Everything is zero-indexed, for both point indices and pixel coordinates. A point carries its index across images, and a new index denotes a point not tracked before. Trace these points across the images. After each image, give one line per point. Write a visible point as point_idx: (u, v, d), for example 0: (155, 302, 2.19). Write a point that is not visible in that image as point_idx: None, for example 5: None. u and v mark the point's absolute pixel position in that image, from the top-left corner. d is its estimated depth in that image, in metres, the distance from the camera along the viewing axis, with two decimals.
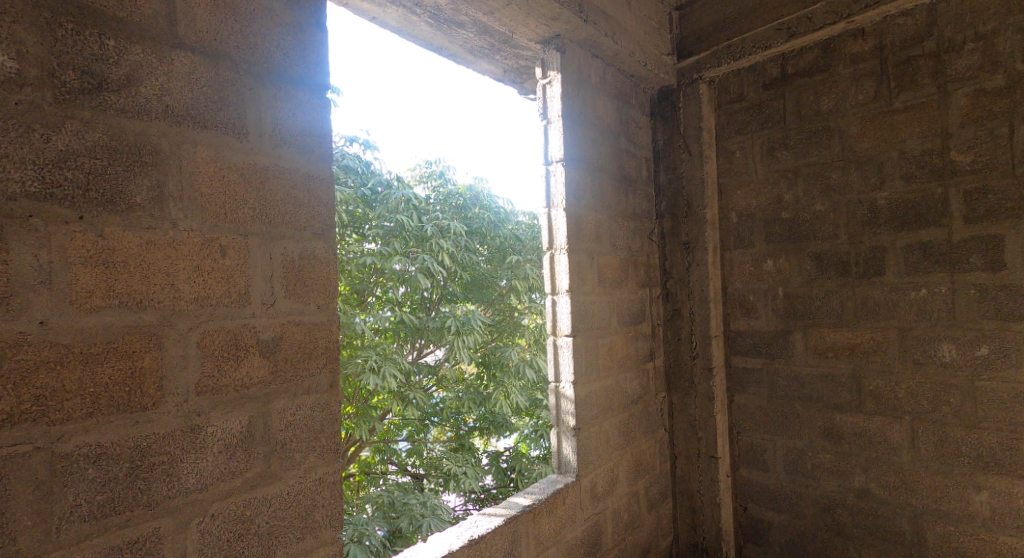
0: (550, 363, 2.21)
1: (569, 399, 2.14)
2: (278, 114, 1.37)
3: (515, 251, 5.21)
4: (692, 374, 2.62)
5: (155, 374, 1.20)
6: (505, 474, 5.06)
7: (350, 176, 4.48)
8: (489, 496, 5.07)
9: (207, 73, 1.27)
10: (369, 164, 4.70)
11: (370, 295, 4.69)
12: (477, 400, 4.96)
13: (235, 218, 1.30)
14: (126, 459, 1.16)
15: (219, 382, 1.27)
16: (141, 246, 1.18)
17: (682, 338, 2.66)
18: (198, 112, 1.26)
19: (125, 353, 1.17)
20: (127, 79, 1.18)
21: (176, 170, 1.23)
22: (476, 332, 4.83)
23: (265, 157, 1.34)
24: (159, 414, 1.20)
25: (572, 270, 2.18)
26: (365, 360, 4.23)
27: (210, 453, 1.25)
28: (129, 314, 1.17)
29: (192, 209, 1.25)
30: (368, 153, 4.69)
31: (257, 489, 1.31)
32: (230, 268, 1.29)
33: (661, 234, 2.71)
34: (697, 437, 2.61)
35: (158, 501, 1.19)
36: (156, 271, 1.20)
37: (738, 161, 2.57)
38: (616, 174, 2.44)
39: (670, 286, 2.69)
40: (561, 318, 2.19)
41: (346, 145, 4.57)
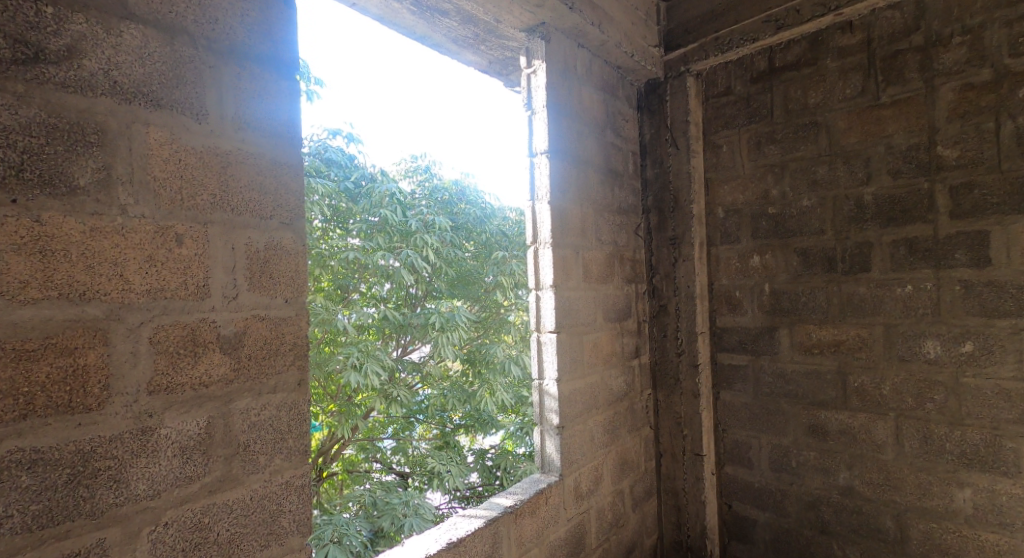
0: (534, 360, 2.15)
1: (552, 396, 2.09)
2: (240, 94, 1.31)
3: (501, 246, 5.15)
4: (678, 371, 2.58)
5: (100, 372, 1.13)
6: (490, 472, 5.04)
7: (332, 169, 4.42)
8: (474, 494, 5.03)
9: (162, 48, 1.20)
10: (353, 157, 4.61)
11: (354, 291, 4.64)
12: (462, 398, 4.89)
13: (193, 204, 1.24)
14: (66, 464, 1.09)
15: (175, 380, 1.21)
16: (85, 233, 1.11)
17: (669, 335, 2.62)
18: (150, 90, 1.19)
19: (67, 349, 1.10)
20: (68, 51, 1.11)
21: (125, 151, 1.16)
22: (461, 329, 4.76)
23: (226, 139, 1.28)
24: (104, 415, 1.13)
25: (556, 264, 2.13)
26: (346, 357, 4.15)
27: (163, 457, 1.19)
28: (70, 307, 1.10)
29: (146, 194, 1.18)
30: (352, 147, 4.61)
31: (216, 495, 1.25)
32: (187, 258, 1.23)
33: (648, 229, 2.67)
34: (682, 435, 2.57)
35: (103, 510, 1.13)
36: (102, 261, 1.13)
37: (725, 155, 2.53)
38: (602, 167, 2.39)
39: (656, 282, 2.65)
40: (544, 313, 2.14)
41: (329, 138, 4.48)
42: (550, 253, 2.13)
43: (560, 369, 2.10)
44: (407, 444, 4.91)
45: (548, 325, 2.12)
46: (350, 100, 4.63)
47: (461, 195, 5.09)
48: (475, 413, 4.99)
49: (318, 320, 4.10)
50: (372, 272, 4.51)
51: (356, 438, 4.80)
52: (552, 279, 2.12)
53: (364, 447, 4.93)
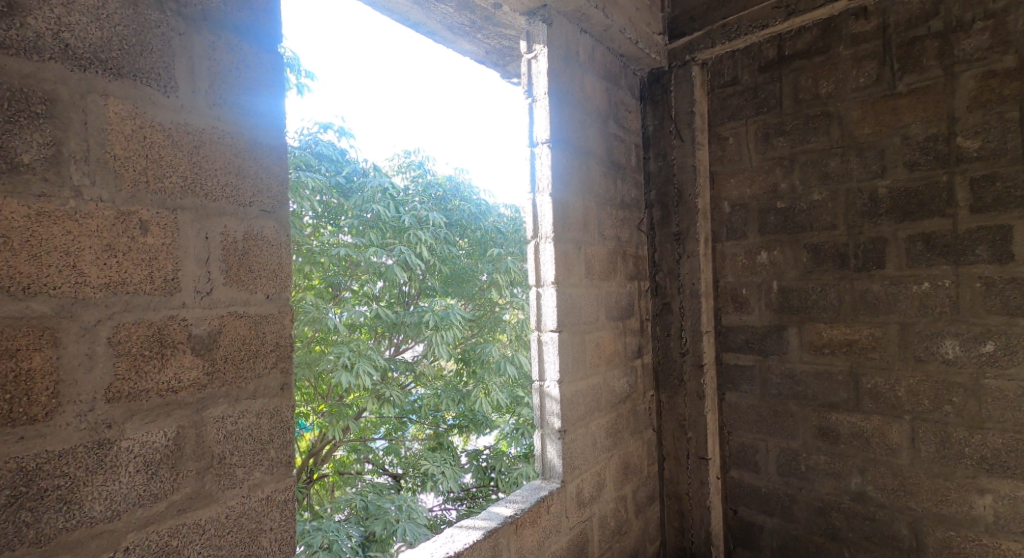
0: (534, 360, 2.06)
1: (553, 398, 2.00)
2: (214, 67, 1.21)
3: (496, 243, 5.04)
4: (681, 372, 2.49)
5: (48, 378, 1.03)
6: (485, 472, 4.98)
7: (323, 163, 4.31)
8: (468, 496, 4.96)
9: (124, 11, 1.10)
10: (344, 151, 4.51)
11: (345, 289, 4.53)
12: (456, 398, 4.79)
13: (160, 187, 1.13)
14: (9, 482, 0.99)
15: (138, 387, 1.11)
16: (28, 218, 1.01)
17: (672, 334, 2.53)
18: (110, 56, 1.09)
19: (10, 351, 1.00)
20: (10, 8, 1.00)
21: (80, 125, 1.06)
22: (456, 327, 4.66)
23: (197, 115, 1.18)
24: (53, 427, 1.02)
25: (557, 259, 2.03)
26: (337, 356, 4.05)
27: (124, 473, 1.09)
28: (14, 303, 1.00)
29: (104, 174, 1.08)
30: (343, 141, 4.51)
31: (185, 515, 1.15)
32: (152, 247, 1.12)
33: (650, 225, 2.58)
34: (686, 437, 2.48)
35: (51, 536, 1.02)
36: (52, 250, 1.02)
37: (731, 148, 2.43)
38: (604, 159, 2.30)
39: (659, 279, 2.56)
40: (545, 311, 2.04)
41: (320, 131, 4.37)
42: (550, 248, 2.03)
43: (561, 369, 2.01)
44: (399, 445, 4.79)
45: (549, 323, 2.03)
46: (342, 93, 4.53)
47: (455, 191, 4.99)
48: (471, 414, 4.92)
49: (307, 319, 3.99)
50: (364, 270, 4.42)
51: (347, 439, 4.69)
52: (553, 275, 2.02)
53: (355, 448, 4.83)
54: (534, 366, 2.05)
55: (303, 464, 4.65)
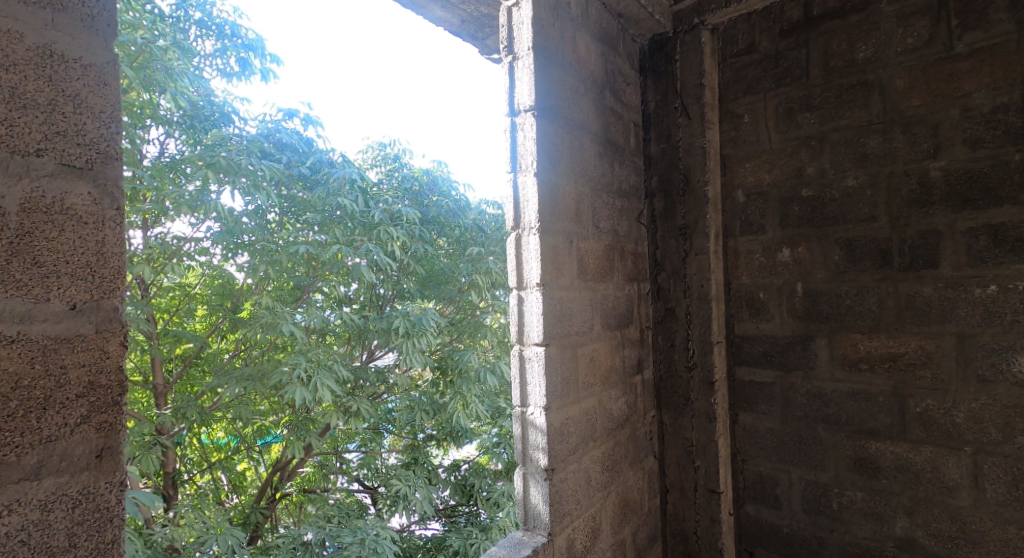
0: (514, 381, 1.69)
1: (539, 428, 1.64)
2: None
3: (476, 243, 4.66)
4: (688, 389, 2.16)
5: None
6: (463, 489, 4.63)
7: (285, 153, 3.93)
8: (446, 514, 4.60)
9: None
10: (311, 141, 4.14)
11: (315, 291, 4.22)
12: (431, 410, 4.42)
13: None
14: None
15: None
16: None
17: (677, 344, 2.20)
18: None
19: None
20: None
21: None
22: (430, 333, 4.19)
23: None
24: None
25: (544, 254, 1.66)
26: (291, 368, 3.64)
27: None
28: None
29: None
30: (310, 129, 4.13)
31: None
32: None
33: (651, 217, 2.25)
34: (694, 466, 2.14)
35: None
36: None
37: (746, 127, 2.09)
38: (599, 138, 1.97)
39: (661, 281, 2.24)
40: (529, 320, 1.67)
41: (284, 119, 3.99)
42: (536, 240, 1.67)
43: (549, 389, 1.65)
44: (375, 455, 4.52)
45: (535, 332, 1.66)
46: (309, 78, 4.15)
47: (433, 185, 4.61)
48: (442, 424, 4.52)
49: (260, 326, 3.68)
50: (336, 271, 4.12)
51: (319, 450, 4.39)
52: (540, 273, 1.65)
53: (324, 462, 4.54)
54: (515, 387, 1.68)
55: (267, 481, 4.45)
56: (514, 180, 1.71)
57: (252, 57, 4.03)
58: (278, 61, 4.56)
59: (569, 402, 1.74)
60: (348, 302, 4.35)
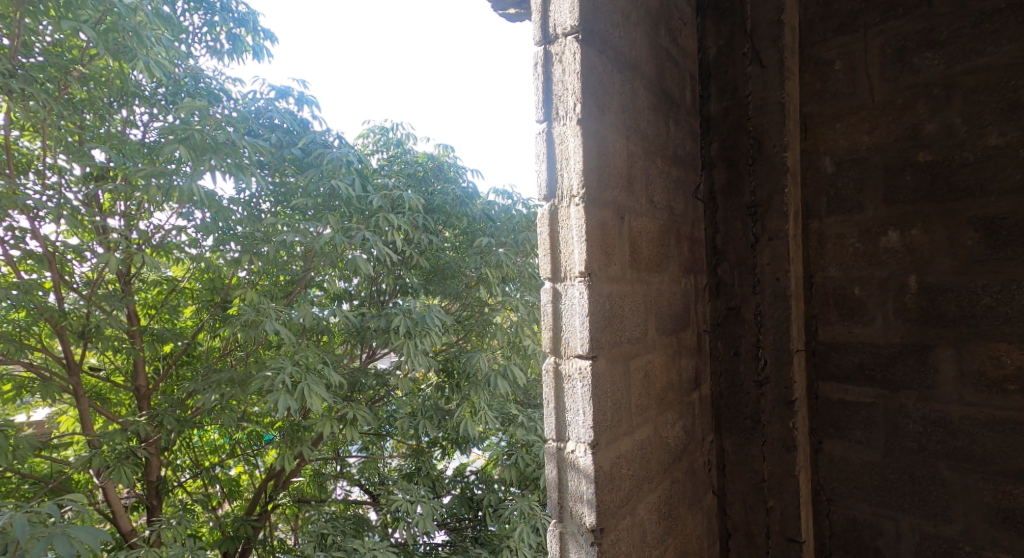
0: (547, 407, 1.27)
1: (585, 473, 1.20)
2: None
3: (486, 233, 4.12)
4: (758, 410, 1.72)
5: None
6: (469, 502, 4.12)
7: (275, 133, 3.54)
8: (452, 526, 4.11)
9: None
10: (307, 123, 3.75)
11: (316, 287, 3.83)
12: (435, 420, 3.96)
13: None
14: None
15: None
16: None
17: (742, 353, 1.76)
18: None
19: None
20: None
21: None
22: (435, 333, 3.68)
23: None
24: None
25: (590, 232, 1.23)
26: (275, 374, 3.18)
27: None
28: None
29: None
30: (306, 110, 3.75)
31: None
32: None
33: (710, 193, 1.82)
34: (765, 507, 1.70)
35: None
36: None
37: (838, 75, 1.64)
38: (652, 85, 1.52)
39: (722, 273, 1.80)
40: (568, 326, 1.24)
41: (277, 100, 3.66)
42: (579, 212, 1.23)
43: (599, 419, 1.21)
44: (376, 461, 4.15)
45: (581, 339, 1.22)
46: None
47: (438, 172, 4.18)
48: (449, 430, 4.07)
49: (241, 325, 3.27)
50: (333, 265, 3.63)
51: (318, 454, 4.04)
52: (585, 258, 1.22)
53: (322, 467, 4.17)
54: (550, 416, 1.26)
55: (262, 488, 3.99)
56: (548, 131, 1.29)
57: (244, 33, 3.59)
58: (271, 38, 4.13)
59: (620, 432, 1.31)
60: (353, 299, 4.01)
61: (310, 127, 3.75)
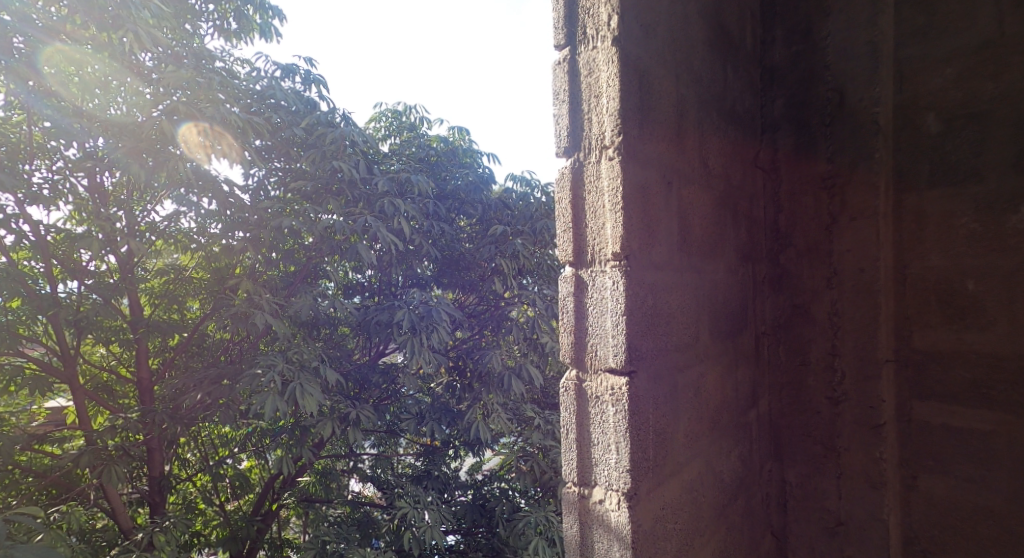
0: (567, 437, 0.94)
1: (619, 536, 0.86)
2: None
3: (503, 222, 3.79)
4: (833, 433, 1.37)
5: None
6: (481, 509, 3.69)
7: (278, 113, 3.18)
8: (465, 529, 3.69)
9: None
10: (314, 103, 3.39)
11: (327, 280, 3.47)
12: (444, 419, 3.64)
13: None
14: None
15: None
16: None
17: (811, 361, 1.41)
18: None
19: None
20: None
21: None
22: (444, 329, 3.33)
23: None
24: None
25: (631, 195, 0.88)
26: (264, 373, 2.86)
27: None
28: None
29: None
30: (310, 88, 3.43)
31: None
32: None
33: (773, 162, 1.47)
34: (842, 554, 1.35)
35: None
36: None
37: (950, 5, 1.28)
38: (711, 15, 1.18)
39: (785, 261, 1.45)
40: (594, 328, 0.91)
41: (281, 77, 3.35)
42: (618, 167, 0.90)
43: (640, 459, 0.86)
44: (391, 457, 3.84)
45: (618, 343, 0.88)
46: None
47: (452, 157, 3.84)
48: (463, 434, 3.72)
49: (228, 318, 2.94)
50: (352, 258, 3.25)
51: (329, 450, 3.71)
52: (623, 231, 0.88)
53: (326, 466, 3.74)
54: (571, 452, 0.93)
55: (269, 485, 3.57)
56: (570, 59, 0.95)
57: (251, 9, 3.08)
58: (282, 15, 3.85)
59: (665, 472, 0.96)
60: (366, 290, 3.70)
61: (317, 107, 3.39)
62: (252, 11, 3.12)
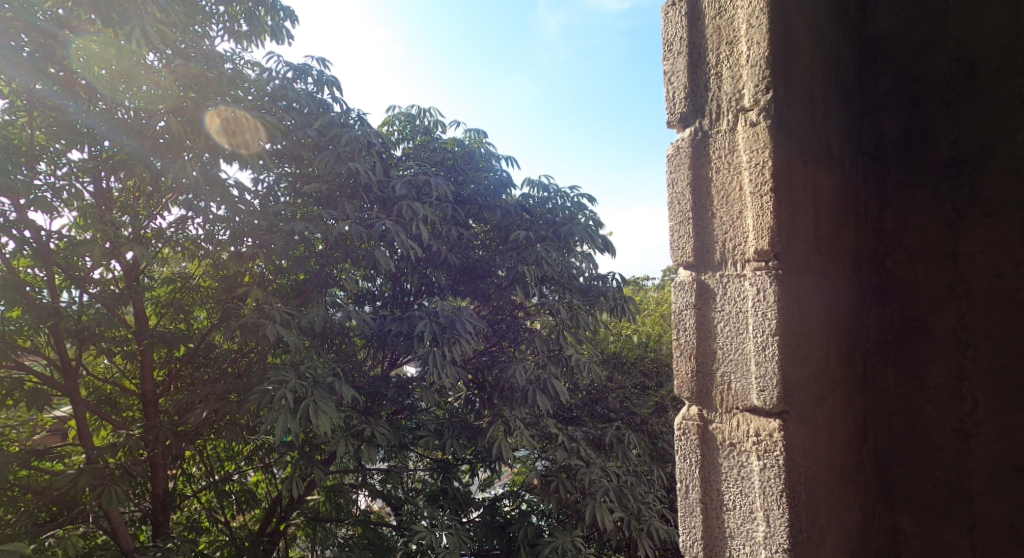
0: (714, 420, 1.17)
1: (769, 504, 1.08)
2: None
3: (523, 228, 3.56)
4: (961, 474, 1.10)
5: None
6: (495, 524, 3.27)
7: (289, 114, 2.98)
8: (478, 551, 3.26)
9: None
10: (326, 104, 3.18)
11: (337, 288, 3.26)
12: (458, 430, 3.29)
13: None
14: None
15: None
16: None
17: (929, 387, 1.13)
18: None
19: None
20: None
21: None
22: (465, 342, 3.08)
23: None
24: None
25: (778, 210, 1.10)
26: (275, 388, 2.63)
27: None
28: None
29: None
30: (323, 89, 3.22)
31: None
32: None
33: (876, 147, 1.22)
34: None
35: None
36: None
37: None
38: None
39: (891, 264, 1.18)
40: (731, 323, 1.15)
41: (294, 79, 3.15)
42: (764, 159, 1.12)
43: (792, 487, 1.06)
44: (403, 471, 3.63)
45: (768, 381, 1.09)
46: None
47: (468, 160, 3.64)
48: (479, 450, 3.45)
49: (237, 329, 2.70)
50: (366, 262, 3.03)
51: (339, 464, 3.48)
52: (768, 265, 1.11)
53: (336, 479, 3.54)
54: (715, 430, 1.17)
55: (277, 501, 3.35)
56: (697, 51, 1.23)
57: (261, 10, 2.88)
58: (292, 14, 3.68)
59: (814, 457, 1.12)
60: (378, 298, 3.50)
61: (330, 109, 3.19)
62: (263, 12, 2.92)
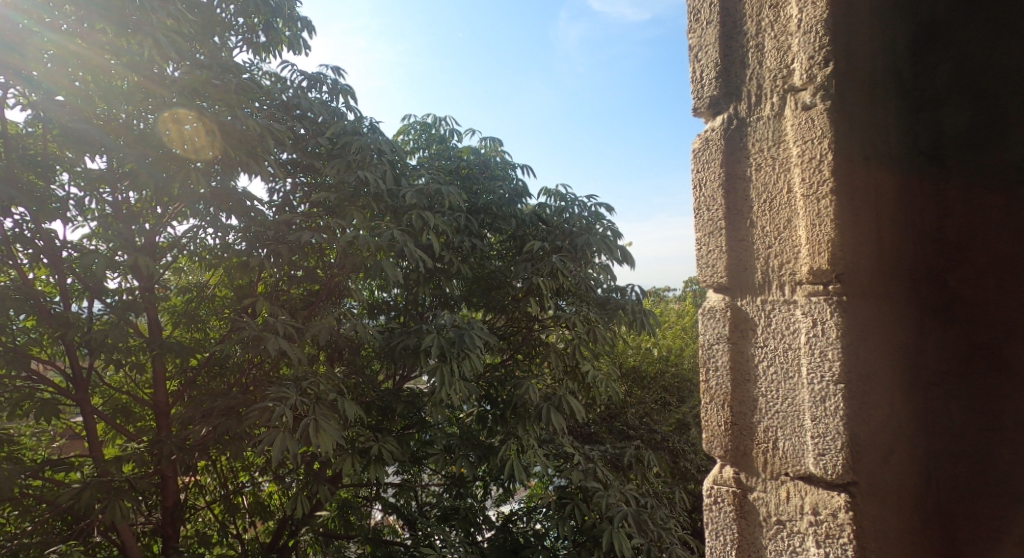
0: (761, 468, 1.04)
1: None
2: None
3: (539, 238, 3.40)
4: None
5: None
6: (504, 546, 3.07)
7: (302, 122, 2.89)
8: None
9: None
10: (340, 112, 3.09)
11: (349, 299, 3.14)
12: (472, 446, 3.14)
13: None
14: None
15: None
16: None
17: (1005, 427, 0.96)
18: None
19: None
20: None
21: None
22: (476, 357, 2.91)
23: None
24: None
25: (837, 223, 0.97)
26: (274, 405, 2.47)
27: None
28: None
29: None
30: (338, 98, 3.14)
31: None
32: None
33: (933, 146, 1.03)
34: None
35: None
36: None
37: None
38: None
39: (954, 283, 1.00)
40: (778, 359, 1.02)
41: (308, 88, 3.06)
42: (821, 151, 0.99)
43: None
44: (416, 489, 3.47)
45: (829, 442, 0.96)
46: None
47: (483, 168, 3.50)
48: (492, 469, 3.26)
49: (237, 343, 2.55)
50: (374, 274, 2.88)
51: (350, 480, 3.33)
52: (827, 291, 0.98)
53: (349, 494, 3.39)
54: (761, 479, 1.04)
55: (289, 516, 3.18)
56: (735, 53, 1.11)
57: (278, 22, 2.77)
58: (309, 24, 3.61)
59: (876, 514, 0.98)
60: (392, 310, 3.38)
61: (344, 117, 3.08)
62: (281, 23, 2.80)
